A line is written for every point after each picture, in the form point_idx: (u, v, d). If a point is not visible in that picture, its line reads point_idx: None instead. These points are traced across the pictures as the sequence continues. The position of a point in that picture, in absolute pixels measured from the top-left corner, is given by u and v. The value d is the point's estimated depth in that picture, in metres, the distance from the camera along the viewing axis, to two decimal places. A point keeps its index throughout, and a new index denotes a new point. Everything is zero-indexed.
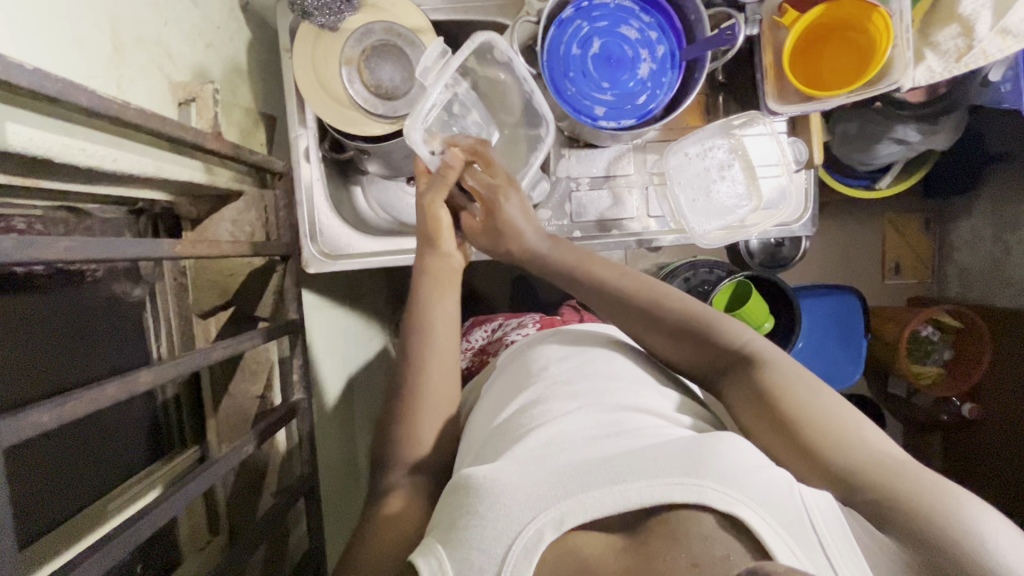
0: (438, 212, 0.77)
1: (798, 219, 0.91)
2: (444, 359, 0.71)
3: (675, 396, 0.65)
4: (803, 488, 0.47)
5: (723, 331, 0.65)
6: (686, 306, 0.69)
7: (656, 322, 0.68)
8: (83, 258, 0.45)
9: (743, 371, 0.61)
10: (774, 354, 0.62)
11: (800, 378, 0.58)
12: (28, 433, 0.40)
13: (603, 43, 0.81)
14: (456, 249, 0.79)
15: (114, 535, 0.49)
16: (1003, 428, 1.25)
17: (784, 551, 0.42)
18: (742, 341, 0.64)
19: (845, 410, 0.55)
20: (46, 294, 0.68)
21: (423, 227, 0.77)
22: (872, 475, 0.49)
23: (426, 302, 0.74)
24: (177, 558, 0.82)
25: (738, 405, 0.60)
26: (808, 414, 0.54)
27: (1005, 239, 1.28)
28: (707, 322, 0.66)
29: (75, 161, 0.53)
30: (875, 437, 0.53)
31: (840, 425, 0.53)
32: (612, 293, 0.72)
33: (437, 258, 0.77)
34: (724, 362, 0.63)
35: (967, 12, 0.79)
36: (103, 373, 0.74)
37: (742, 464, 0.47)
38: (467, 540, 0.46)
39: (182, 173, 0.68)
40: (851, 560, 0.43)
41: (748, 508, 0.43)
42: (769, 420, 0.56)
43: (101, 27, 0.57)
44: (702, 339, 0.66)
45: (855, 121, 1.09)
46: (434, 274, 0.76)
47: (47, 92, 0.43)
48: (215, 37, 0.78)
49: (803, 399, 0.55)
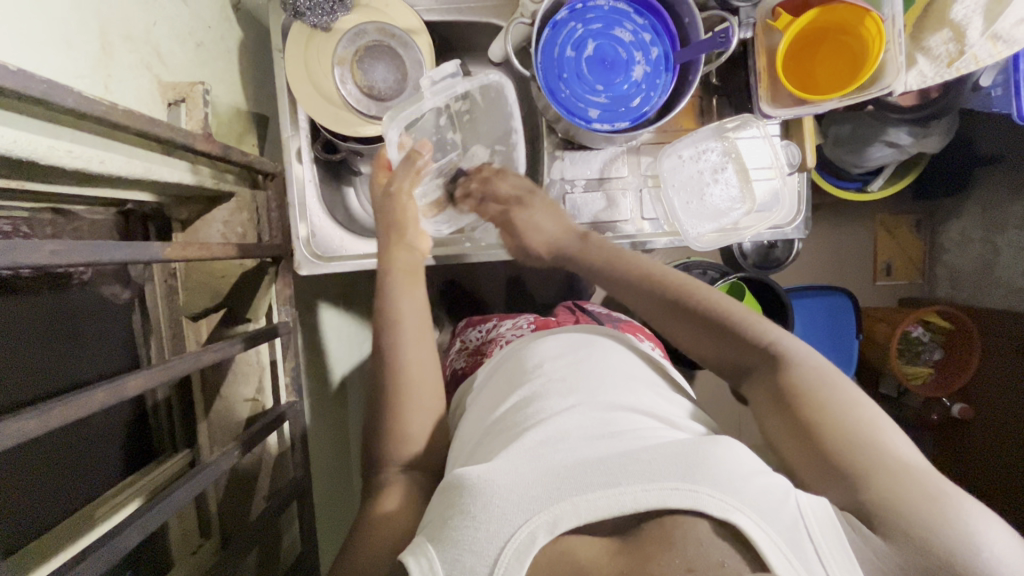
0: (404, 203, 0.79)
1: (791, 222, 0.91)
2: (423, 360, 0.71)
3: (687, 406, 0.66)
4: (799, 495, 0.47)
5: (750, 330, 0.65)
6: (707, 302, 0.69)
7: (681, 318, 0.69)
8: (70, 262, 0.45)
9: (770, 369, 0.61)
10: (801, 354, 0.61)
11: (824, 381, 0.58)
12: (13, 440, 0.39)
13: (597, 45, 0.80)
14: (419, 243, 0.80)
15: (103, 541, 0.49)
16: (994, 429, 1.26)
17: (779, 560, 0.42)
18: (769, 339, 0.64)
19: (862, 409, 0.55)
20: (31, 296, 0.67)
21: (388, 214, 0.79)
22: (874, 478, 0.49)
23: (393, 292, 0.74)
24: (168, 561, 0.81)
25: (762, 406, 0.61)
26: (820, 416, 0.55)
27: (995, 241, 1.29)
28: (734, 319, 0.66)
29: (62, 163, 0.52)
30: (891, 442, 0.52)
31: (845, 428, 0.53)
32: (643, 289, 0.73)
33: (400, 249, 0.77)
34: (750, 360, 0.64)
35: (958, 18, 0.80)
36: (90, 377, 0.73)
37: (739, 470, 0.47)
38: (457, 540, 0.46)
39: (171, 173, 0.67)
40: (843, 562, 0.43)
41: (743, 515, 0.43)
42: (787, 420, 0.57)
43: (90, 27, 0.56)
44: (728, 338, 0.66)
45: (849, 123, 1.10)
46: (399, 266, 0.76)
47: (32, 93, 0.42)
48: (206, 36, 0.78)
49: (821, 400, 0.56)
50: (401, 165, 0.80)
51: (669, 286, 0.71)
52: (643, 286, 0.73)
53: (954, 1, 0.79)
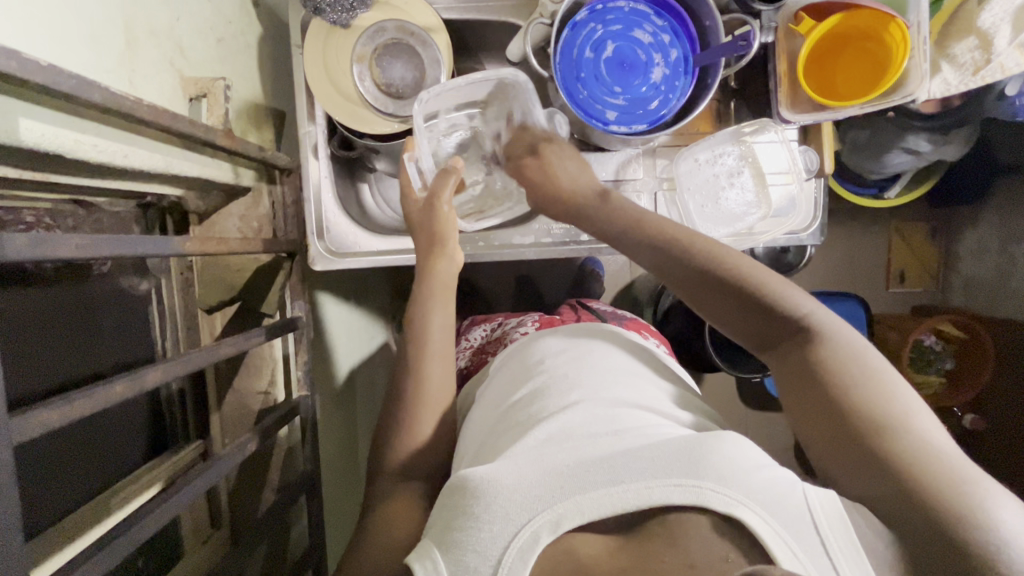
0: (446, 216, 0.77)
1: (807, 228, 0.89)
2: (446, 380, 0.71)
3: (671, 389, 0.66)
4: (805, 488, 0.47)
5: (779, 300, 0.62)
6: (740, 268, 0.64)
7: (711, 287, 0.64)
8: (94, 255, 0.45)
9: (802, 345, 0.59)
10: (834, 329, 0.59)
11: (856, 357, 0.56)
12: (37, 430, 0.40)
13: (617, 46, 0.80)
14: (458, 253, 0.78)
15: (120, 531, 0.49)
16: (1004, 439, 1.25)
17: (785, 554, 0.42)
18: (801, 311, 0.61)
19: (896, 394, 0.53)
20: (51, 287, 0.67)
21: (429, 229, 0.77)
22: (912, 464, 0.48)
23: (424, 313, 0.73)
24: (179, 550, 0.82)
25: (788, 381, 0.59)
26: (857, 394, 0.53)
27: (1012, 250, 1.28)
28: (767, 289, 0.62)
29: (86, 157, 0.53)
30: (920, 424, 0.51)
31: (880, 413, 0.52)
32: (671, 253, 0.67)
33: (443, 260, 0.76)
34: (780, 335, 0.61)
35: (985, 26, 0.78)
36: (108, 368, 0.74)
37: (743, 464, 0.47)
38: (461, 541, 0.47)
39: (191, 167, 0.67)
40: (850, 557, 0.43)
41: (748, 510, 0.44)
42: (817, 398, 0.55)
43: (115, 22, 0.57)
44: (760, 307, 0.62)
45: (866, 129, 1.09)
46: (438, 283, 0.75)
47: (61, 88, 0.42)
48: (227, 31, 0.78)
49: (855, 377, 0.54)
50: (438, 179, 0.78)
51: (698, 251, 0.66)
52: (673, 252, 0.67)
53: (981, 10, 0.78)
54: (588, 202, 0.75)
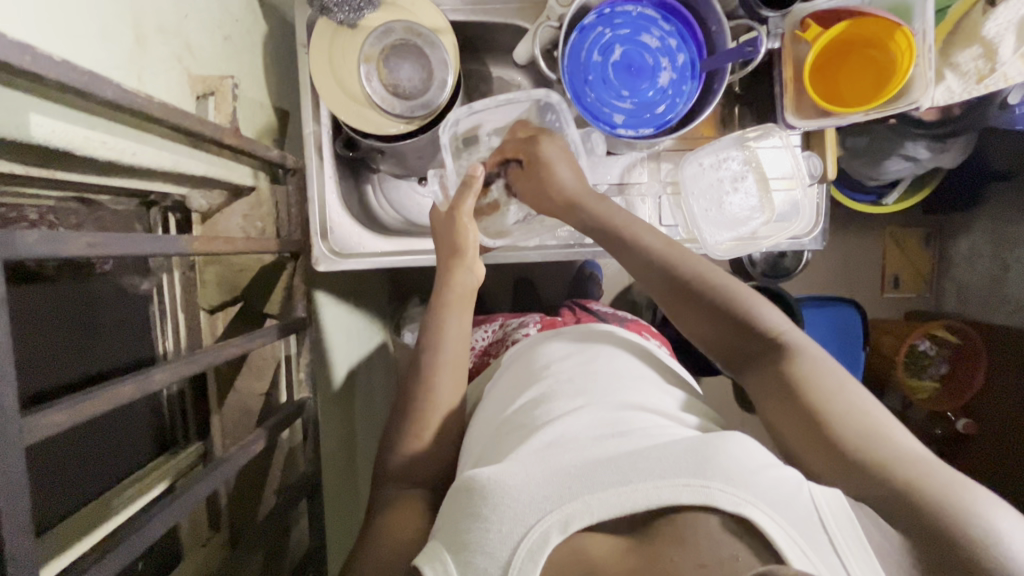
0: (466, 228, 0.78)
1: (809, 233, 0.89)
2: (455, 384, 0.71)
3: (681, 394, 0.66)
4: (811, 487, 0.47)
5: (754, 317, 0.63)
6: (718, 285, 0.66)
7: (689, 301, 0.66)
8: (103, 254, 0.44)
9: (775, 359, 0.60)
10: (805, 345, 0.60)
11: (829, 371, 0.57)
12: (46, 432, 0.39)
13: (624, 51, 0.80)
14: (477, 267, 0.78)
15: (126, 535, 0.48)
16: (997, 444, 1.26)
17: (796, 554, 0.42)
18: (774, 328, 0.62)
19: (871, 409, 0.54)
20: (52, 285, 0.66)
21: (451, 239, 0.78)
22: (891, 469, 0.49)
23: (440, 314, 0.73)
24: (177, 554, 0.81)
25: (762, 395, 0.60)
26: (833, 407, 0.54)
27: (1005, 258, 1.29)
28: (742, 305, 0.64)
29: (94, 154, 0.52)
30: (897, 437, 0.52)
31: (858, 426, 0.53)
32: (655, 267, 0.69)
33: (462, 269, 0.76)
34: (755, 349, 0.62)
35: (990, 35, 0.80)
36: (109, 368, 0.73)
37: (750, 464, 0.47)
38: (470, 542, 0.47)
39: (197, 166, 0.67)
40: (861, 558, 0.43)
41: (757, 509, 0.44)
42: (794, 411, 0.56)
43: (125, 19, 0.56)
44: (734, 322, 0.64)
45: (865, 135, 1.10)
46: (456, 288, 0.75)
47: (74, 84, 0.42)
48: (234, 29, 0.77)
49: (831, 391, 0.56)
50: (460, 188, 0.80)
51: (681, 267, 0.68)
52: (654, 264, 0.69)
53: (987, 19, 0.79)
54: (585, 199, 0.77)
